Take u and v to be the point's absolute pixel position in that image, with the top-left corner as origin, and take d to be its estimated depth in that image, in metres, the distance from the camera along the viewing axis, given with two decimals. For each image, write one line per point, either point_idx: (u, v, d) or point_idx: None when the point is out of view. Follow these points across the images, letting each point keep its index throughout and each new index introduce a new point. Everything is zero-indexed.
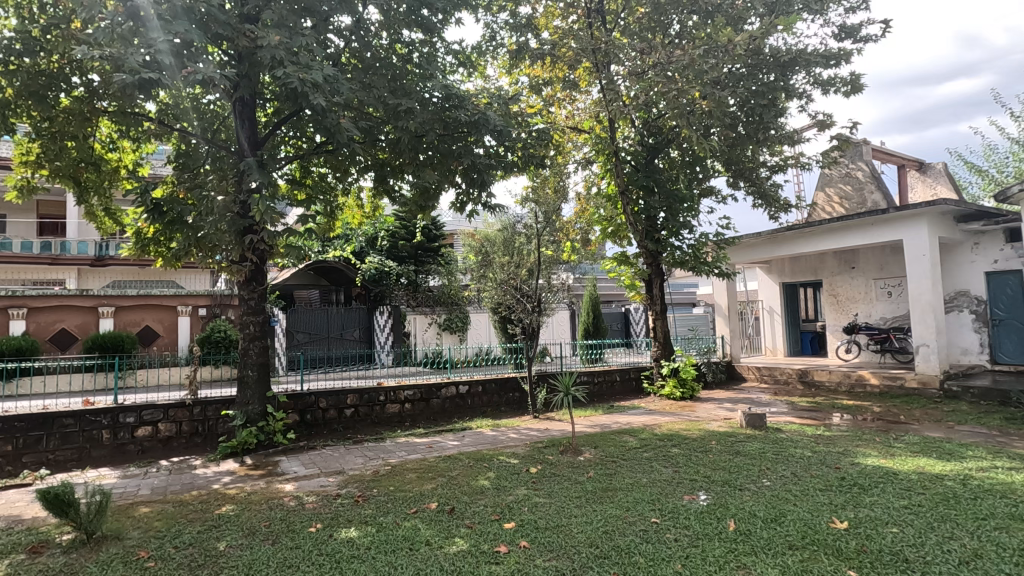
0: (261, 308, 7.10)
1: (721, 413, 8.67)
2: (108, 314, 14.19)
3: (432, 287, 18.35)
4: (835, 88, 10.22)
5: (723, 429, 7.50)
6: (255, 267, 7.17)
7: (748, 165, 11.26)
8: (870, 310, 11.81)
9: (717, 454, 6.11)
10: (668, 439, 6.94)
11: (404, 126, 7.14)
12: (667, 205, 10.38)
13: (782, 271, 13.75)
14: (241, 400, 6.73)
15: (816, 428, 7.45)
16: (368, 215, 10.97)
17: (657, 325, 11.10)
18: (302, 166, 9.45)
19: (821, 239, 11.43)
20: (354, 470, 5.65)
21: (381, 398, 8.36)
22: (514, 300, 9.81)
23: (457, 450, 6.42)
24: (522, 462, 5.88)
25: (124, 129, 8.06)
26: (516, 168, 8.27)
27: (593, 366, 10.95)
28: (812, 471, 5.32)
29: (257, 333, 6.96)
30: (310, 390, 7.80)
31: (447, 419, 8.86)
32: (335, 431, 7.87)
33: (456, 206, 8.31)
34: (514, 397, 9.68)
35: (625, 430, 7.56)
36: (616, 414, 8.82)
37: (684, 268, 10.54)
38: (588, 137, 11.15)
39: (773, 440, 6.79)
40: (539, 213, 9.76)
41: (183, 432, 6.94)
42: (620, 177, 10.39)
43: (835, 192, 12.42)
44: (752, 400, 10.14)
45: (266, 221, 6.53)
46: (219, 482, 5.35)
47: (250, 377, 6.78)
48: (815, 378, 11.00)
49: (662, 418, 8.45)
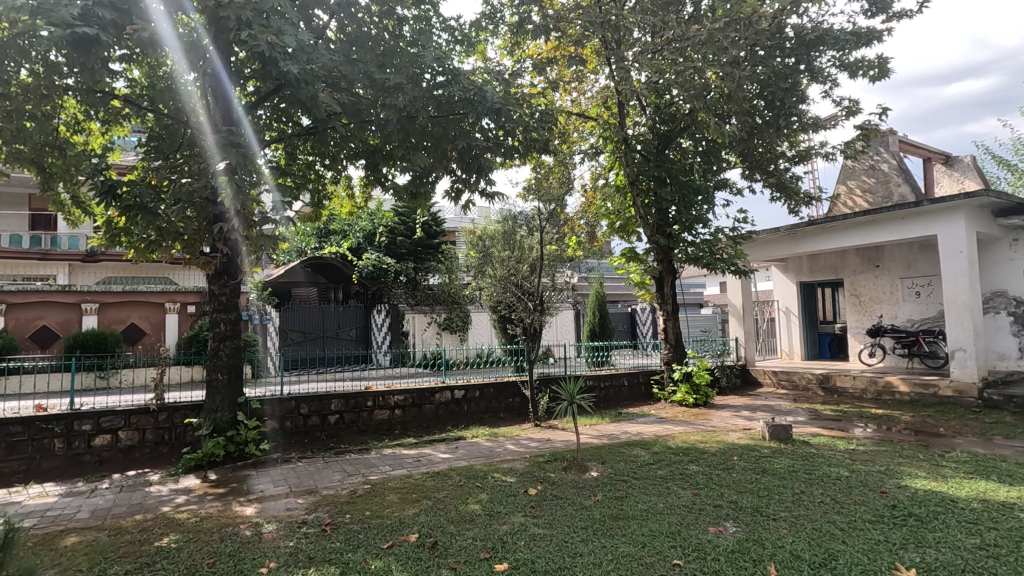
0: (234, 305, 6.44)
1: (739, 422, 7.96)
2: (92, 311, 13.59)
3: (432, 285, 17.59)
4: (862, 72, 9.47)
5: (744, 442, 6.78)
6: (228, 259, 6.48)
7: (766, 156, 10.52)
8: (895, 311, 11.05)
9: (740, 473, 5.38)
10: (684, 453, 6.22)
11: (392, 103, 6.50)
12: (679, 199, 9.67)
13: (799, 270, 13.01)
14: (209, 407, 6.05)
15: (847, 442, 6.72)
16: (359, 206, 10.32)
17: (667, 326, 10.41)
18: (287, 153, 8.80)
19: (845, 235, 10.66)
20: (328, 489, 4.95)
21: (368, 403, 7.67)
22: (515, 298, 9.02)
23: (448, 466, 5.71)
24: (520, 482, 5.16)
25: (91, 109, 7.42)
26: (517, 154, 7.54)
27: (598, 369, 10.28)
28: (854, 497, 4.59)
29: (228, 332, 6.29)
30: (291, 394, 7.14)
31: (441, 427, 8.15)
32: (317, 440, 7.20)
33: (451, 195, 7.58)
34: (514, 403, 8.99)
35: (635, 442, 6.86)
36: (624, 422, 8.12)
37: (699, 265, 9.78)
38: (596, 124, 10.47)
39: (802, 456, 6.05)
40: (542, 205, 9.08)
41: (147, 441, 6.28)
42: (629, 167, 9.69)
43: (857, 185, 11.67)
44: (771, 407, 9.40)
45: (238, 208, 5.87)
46: (171, 503, 4.67)
47: (220, 380, 6.11)
48: (838, 384, 10.25)
49: (675, 428, 7.73)
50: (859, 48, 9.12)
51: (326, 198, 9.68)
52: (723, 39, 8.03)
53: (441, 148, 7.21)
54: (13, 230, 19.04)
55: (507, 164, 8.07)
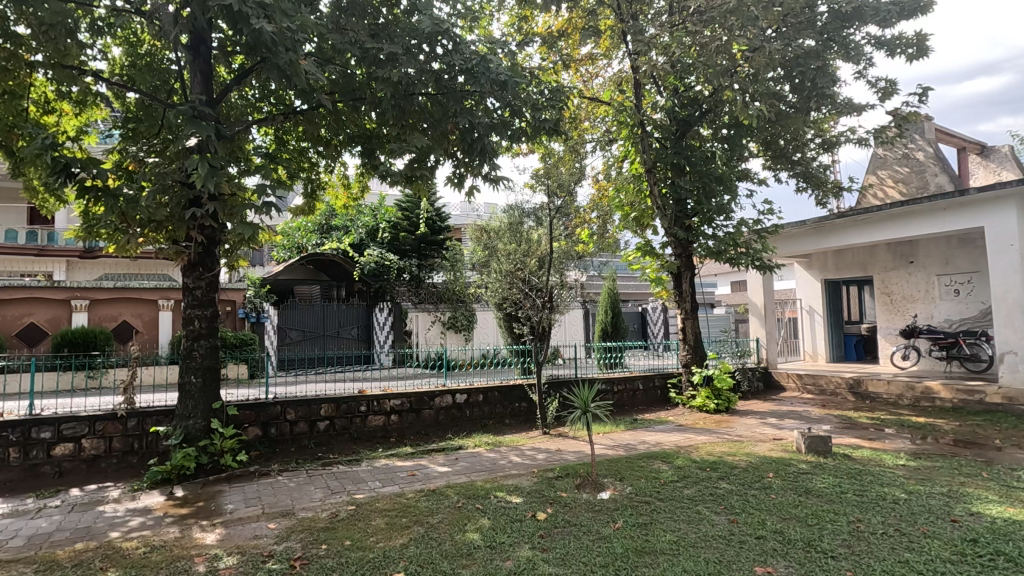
0: (210, 299, 5.79)
1: (767, 432, 7.25)
2: (81, 308, 13.04)
3: (436, 283, 16.67)
4: (898, 51, 8.69)
5: (776, 455, 6.05)
6: (204, 249, 5.81)
7: (792, 144, 9.80)
8: (931, 311, 10.28)
9: (780, 495, 4.67)
10: (712, 468, 5.51)
11: (385, 77, 5.88)
12: (698, 189, 9.01)
13: (824, 267, 12.26)
14: (180, 413, 5.42)
15: (895, 456, 5.97)
16: (356, 196, 9.63)
17: (685, 325, 9.67)
18: (278, 137, 8.19)
19: (880, 227, 9.90)
20: (305, 511, 4.29)
21: (361, 409, 7.03)
22: (523, 294, 8.44)
23: (445, 482, 5.04)
24: (526, 504, 4.48)
25: (63, 88, 6.82)
26: (524, 136, 6.88)
27: (610, 372, 9.56)
28: (924, 528, 3.87)
29: (203, 330, 5.66)
30: (276, 399, 6.52)
31: (441, 435, 7.50)
32: (304, 449, 6.57)
33: (452, 181, 6.88)
34: (521, 409, 8.31)
35: (654, 453, 6.18)
36: (640, 431, 7.45)
37: (721, 259, 9.04)
38: (609, 109, 9.83)
39: (848, 472, 5.33)
40: (554, 196, 8.40)
41: (114, 451, 5.68)
42: (647, 154, 9.01)
43: (889, 175, 10.92)
44: (799, 414, 8.66)
45: (212, 191, 5.23)
46: (122, 528, 4.04)
47: (193, 385, 5.49)
48: (870, 390, 9.50)
49: (697, 437, 7.02)
50: (898, 22, 8.38)
51: (321, 188, 9.06)
52: (752, 8, 7.35)
53: (441, 128, 6.53)
54: (9, 225, 18.56)
55: (513, 149, 7.47)
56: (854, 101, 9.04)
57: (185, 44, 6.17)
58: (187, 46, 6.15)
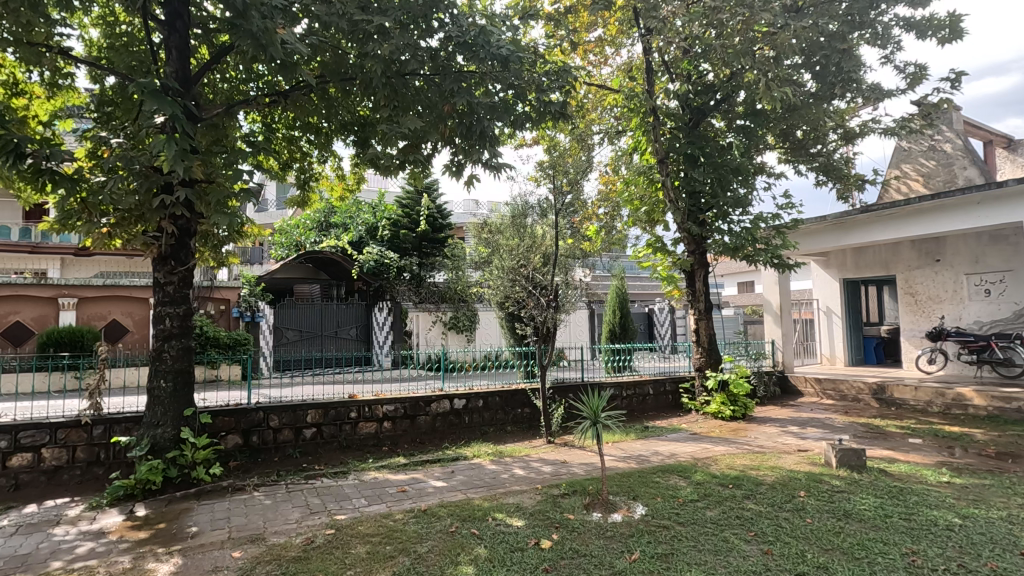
0: (183, 296, 5.26)
1: (791, 443, 6.69)
2: (69, 306, 12.59)
3: (438, 282, 16.17)
4: (929, 33, 8.12)
5: (804, 469, 5.51)
6: (178, 241, 5.29)
7: (812, 136, 9.25)
8: (959, 312, 9.70)
9: (817, 520, 4.12)
10: (735, 485, 4.96)
11: (375, 52, 5.40)
12: (712, 181, 8.51)
13: (842, 265, 11.69)
14: (148, 421, 4.92)
15: (937, 471, 5.41)
16: (352, 188, 9.08)
17: (699, 326, 9.12)
18: (267, 124, 7.70)
19: (905, 222, 9.33)
20: (277, 536, 3.77)
21: (352, 415, 6.51)
22: (526, 293, 7.95)
23: (438, 500, 4.51)
24: (528, 528, 3.94)
25: (32, 69, 6.34)
26: (529, 122, 6.43)
27: (618, 376, 9.03)
28: (994, 564, 3.31)
29: (175, 330, 5.14)
30: (258, 405, 6.03)
31: (438, 443, 6.98)
32: (288, 459, 6.07)
33: (451, 170, 6.34)
34: (524, 415, 7.79)
35: (669, 466, 5.64)
36: (652, 440, 6.92)
37: (738, 256, 8.47)
38: (619, 97, 9.32)
39: (887, 491, 4.77)
40: (561, 188, 7.88)
41: (78, 461, 5.20)
42: (659, 142, 8.47)
43: (913, 169, 10.34)
44: (822, 422, 8.09)
45: (181, 176, 4.72)
46: (66, 556, 3.53)
47: (162, 390, 4.99)
48: (896, 396, 8.92)
49: (715, 448, 6.47)
50: (930, 2, 7.82)
51: (314, 180, 8.58)
52: None
53: (438, 110, 6.02)
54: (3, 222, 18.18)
55: (514, 136, 7.00)
56: (880, 88, 8.48)
57: (159, 19, 5.67)
58: (162, 20, 5.65)
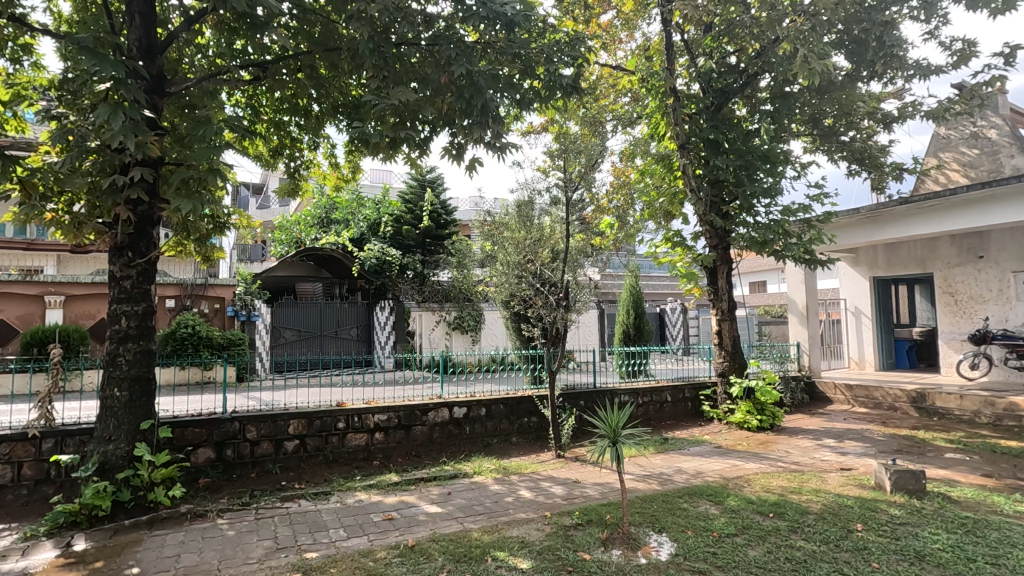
0: (143, 292, 4.61)
1: (829, 459, 5.96)
2: (56, 305, 12.07)
3: (441, 281, 15.46)
4: (980, 4, 7.33)
5: (852, 492, 4.79)
6: (137, 229, 4.64)
7: (843, 120, 8.49)
8: (1005, 313, 8.91)
9: (885, 564, 3.40)
10: (776, 514, 4.25)
11: (360, 12, 4.79)
12: (735, 169, 7.81)
13: (873, 262, 10.91)
14: (99, 435, 4.30)
15: (1011, 497, 4.65)
16: (347, 180, 8.37)
17: (722, 328, 8.38)
18: (253, 106, 7.08)
19: (947, 215, 8.56)
20: None
21: (339, 425, 5.87)
22: (533, 291, 7.42)
23: (429, 533, 3.84)
24: (535, 573, 3.25)
25: None
26: (535, 100, 5.79)
27: (633, 381, 8.34)
28: None
29: (132, 331, 4.50)
30: (233, 414, 5.40)
31: (436, 456, 6.31)
32: (267, 475, 5.43)
33: (450, 152, 5.65)
34: (530, 424, 7.12)
35: (696, 488, 4.95)
36: (673, 455, 6.23)
37: (766, 250, 7.73)
38: (637, 79, 8.62)
39: (960, 523, 4.03)
40: (572, 178, 7.20)
41: (24, 480, 4.58)
42: (681, 126, 7.76)
43: (953, 158, 9.57)
44: (859, 433, 7.34)
45: (132, 152, 4.05)
46: None
47: (116, 400, 4.36)
48: (938, 405, 8.14)
49: (745, 465, 5.76)
50: None
51: (305, 168, 7.93)
52: None
53: (435, 82, 5.31)
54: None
55: (519, 117, 6.40)
56: (925, 64, 7.68)
57: None
58: None
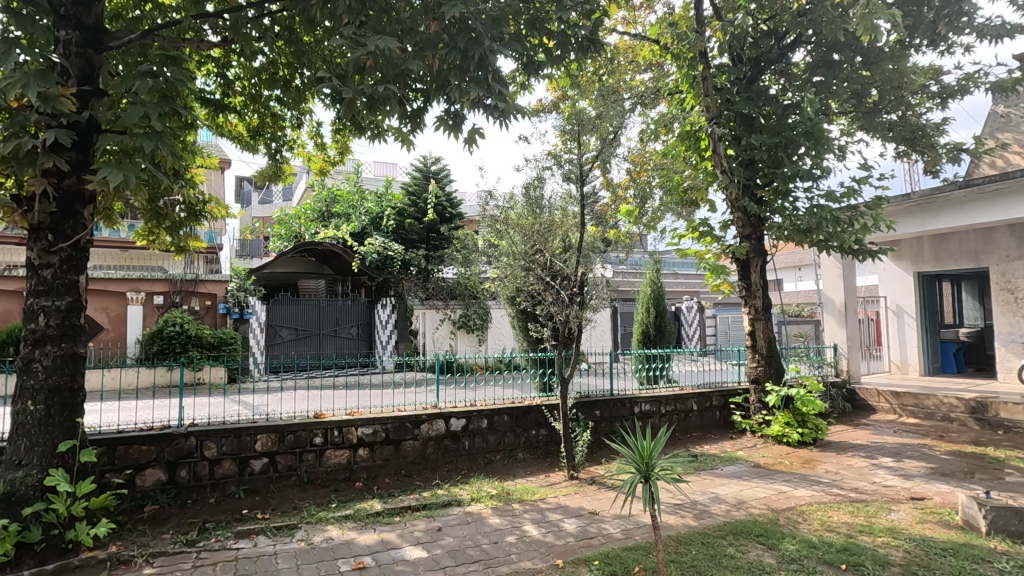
0: (67, 284, 3.78)
1: (894, 485, 5.03)
2: None
3: (446, 277, 14.64)
4: None
5: (936, 533, 3.86)
6: (60, 206, 3.80)
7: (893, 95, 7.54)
8: None
9: None
10: (850, 568, 3.33)
11: None
12: (771, 148, 6.84)
13: (918, 256, 9.89)
14: (8, 459, 3.50)
15: None
16: (336, 163, 7.55)
17: (755, 327, 7.46)
18: (226, 76, 6.27)
19: (1012, 201, 7.55)
20: None
21: (316, 441, 5.03)
22: (542, 286, 6.57)
23: None
24: None
25: None
26: (548, 65, 5.00)
27: (653, 389, 7.38)
28: None
29: (51, 333, 3.68)
30: (189, 429, 4.58)
31: (429, 476, 5.45)
32: (228, 500, 4.63)
33: (444, 121, 4.75)
34: (538, 438, 6.23)
35: (741, 524, 4.05)
36: (706, 478, 5.32)
37: (809, 240, 6.75)
38: (661, 51, 7.74)
39: None
40: (586, 158, 6.31)
41: None
42: (711, 99, 6.86)
43: (1015, 139, 8.57)
44: (916, 450, 6.38)
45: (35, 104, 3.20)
46: None
47: (31, 417, 3.56)
48: (1004, 416, 7.13)
49: (794, 491, 4.85)
50: None
51: (289, 149, 7.08)
52: None
53: (423, 33, 4.45)
54: None
55: (526, 85, 5.60)
56: (996, 25, 6.67)
57: None
58: None
